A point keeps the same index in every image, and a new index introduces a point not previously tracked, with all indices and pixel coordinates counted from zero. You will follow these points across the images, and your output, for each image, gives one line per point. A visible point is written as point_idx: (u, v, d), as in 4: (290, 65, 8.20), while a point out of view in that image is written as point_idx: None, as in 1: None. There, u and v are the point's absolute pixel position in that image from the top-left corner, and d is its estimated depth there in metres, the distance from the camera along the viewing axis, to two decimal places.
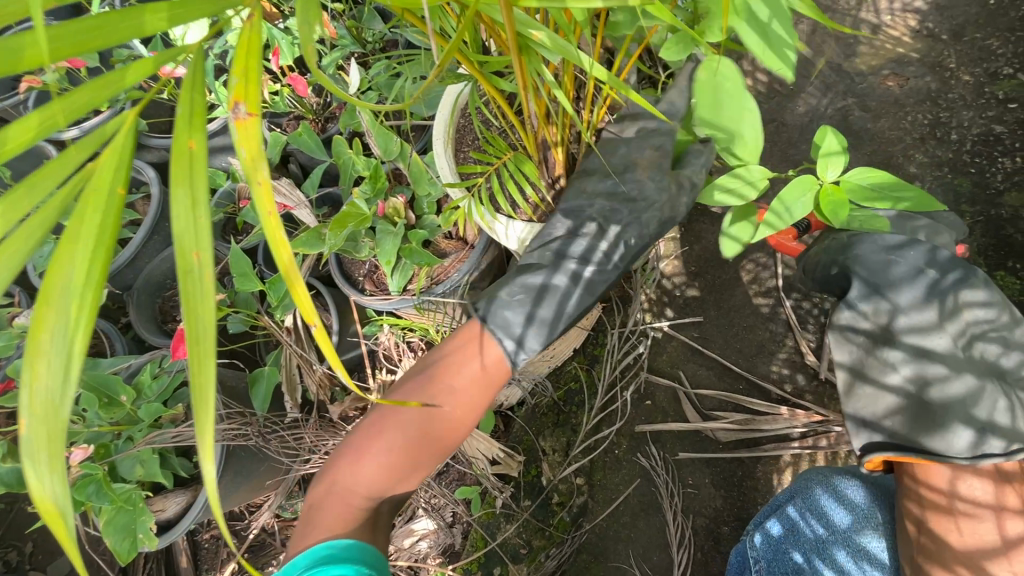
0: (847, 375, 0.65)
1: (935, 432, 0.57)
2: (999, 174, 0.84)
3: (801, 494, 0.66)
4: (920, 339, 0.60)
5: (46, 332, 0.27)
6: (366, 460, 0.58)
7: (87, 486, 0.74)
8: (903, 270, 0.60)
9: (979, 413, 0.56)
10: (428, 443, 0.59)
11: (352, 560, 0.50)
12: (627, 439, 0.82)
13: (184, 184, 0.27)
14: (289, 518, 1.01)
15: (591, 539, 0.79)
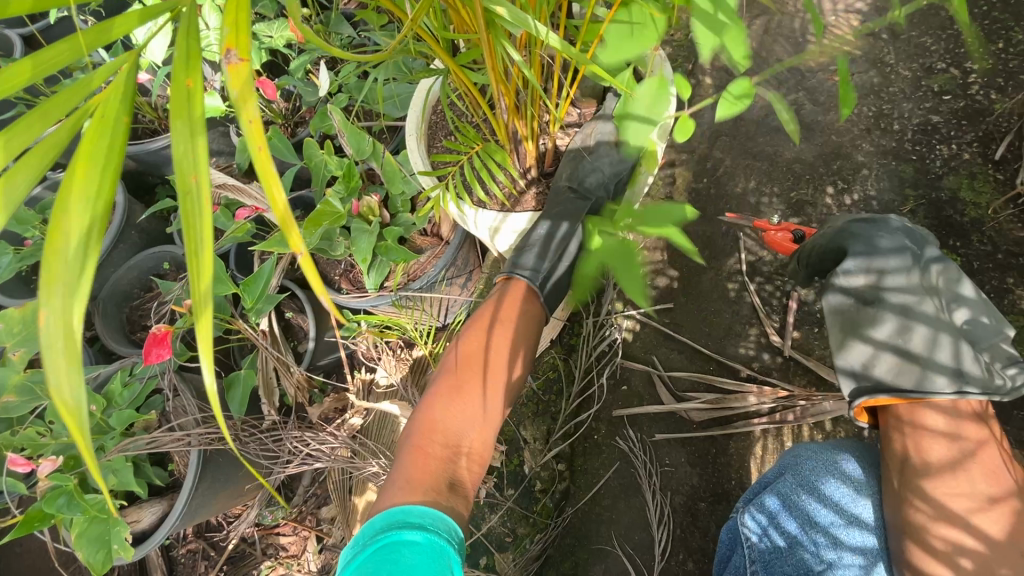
0: (839, 332, 0.67)
1: (921, 377, 0.61)
2: (937, 160, 0.90)
3: (793, 470, 0.68)
4: (903, 298, 0.64)
5: (60, 239, 0.27)
6: (450, 400, 0.67)
7: (57, 498, 0.72)
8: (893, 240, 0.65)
9: (956, 362, 0.61)
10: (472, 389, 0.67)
11: (427, 525, 0.55)
12: (605, 424, 0.84)
13: (183, 117, 0.28)
14: (270, 526, 0.99)
15: (574, 523, 0.81)
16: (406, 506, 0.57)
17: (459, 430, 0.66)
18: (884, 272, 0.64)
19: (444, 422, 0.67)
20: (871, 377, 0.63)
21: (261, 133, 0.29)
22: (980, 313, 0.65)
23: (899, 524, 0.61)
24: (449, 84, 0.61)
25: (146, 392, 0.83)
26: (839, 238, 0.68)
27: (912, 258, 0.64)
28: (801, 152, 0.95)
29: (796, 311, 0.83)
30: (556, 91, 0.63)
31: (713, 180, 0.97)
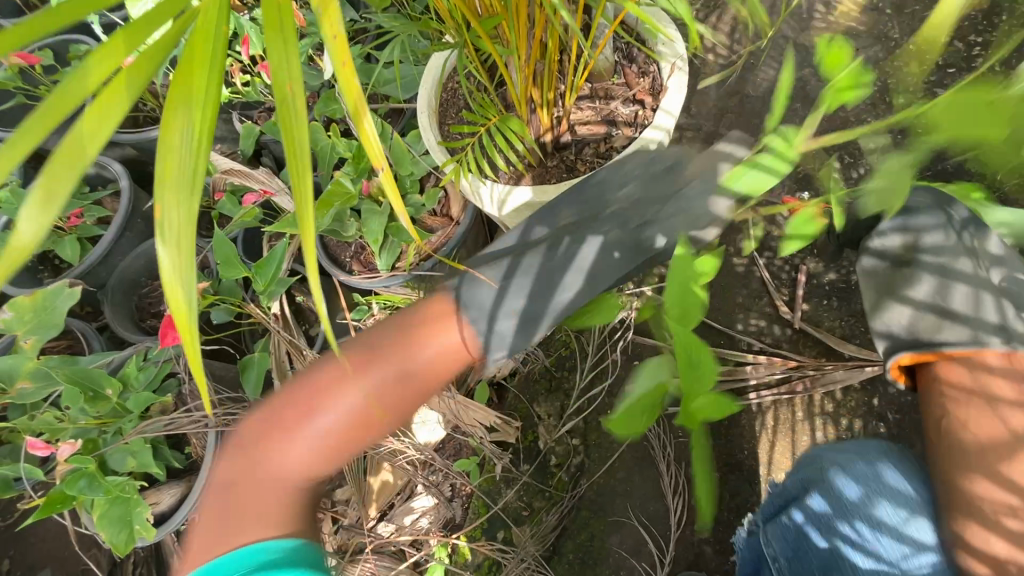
0: (873, 294, 0.67)
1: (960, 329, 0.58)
2: (943, 133, 0.90)
3: (817, 481, 0.65)
4: (940, 258, 0.64)
5: (172, 135, 0.28)
6: (314, 420, 0.48)
7: (77, 480, 0.73)
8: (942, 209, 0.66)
9: (1000, 316, 0.58)
10: (360, 427, 0.49)
11: (299, 564, 0.42)
12: (618, 399, 0.85)
13: (277, 34, 0.29)
14: None
15: (589, 496, 0.82)
16: (262, 540, 0.42)
17: (319, 468, 0.47)
18: (920, 231, 0.66)
19: (296, 466, 0.47)
20: (903, 333, 0.62)
21: (343, 49, 0.30)
22: None
23: (946, 500, 0.57)
24: (466, 56, 0.62)
25: (162, 375, 0.83)
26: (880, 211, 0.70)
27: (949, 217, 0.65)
28: (807, 128, 0.96)
29: (805, 284, 0.85)
30: (571, 63, 0.63)
31: None
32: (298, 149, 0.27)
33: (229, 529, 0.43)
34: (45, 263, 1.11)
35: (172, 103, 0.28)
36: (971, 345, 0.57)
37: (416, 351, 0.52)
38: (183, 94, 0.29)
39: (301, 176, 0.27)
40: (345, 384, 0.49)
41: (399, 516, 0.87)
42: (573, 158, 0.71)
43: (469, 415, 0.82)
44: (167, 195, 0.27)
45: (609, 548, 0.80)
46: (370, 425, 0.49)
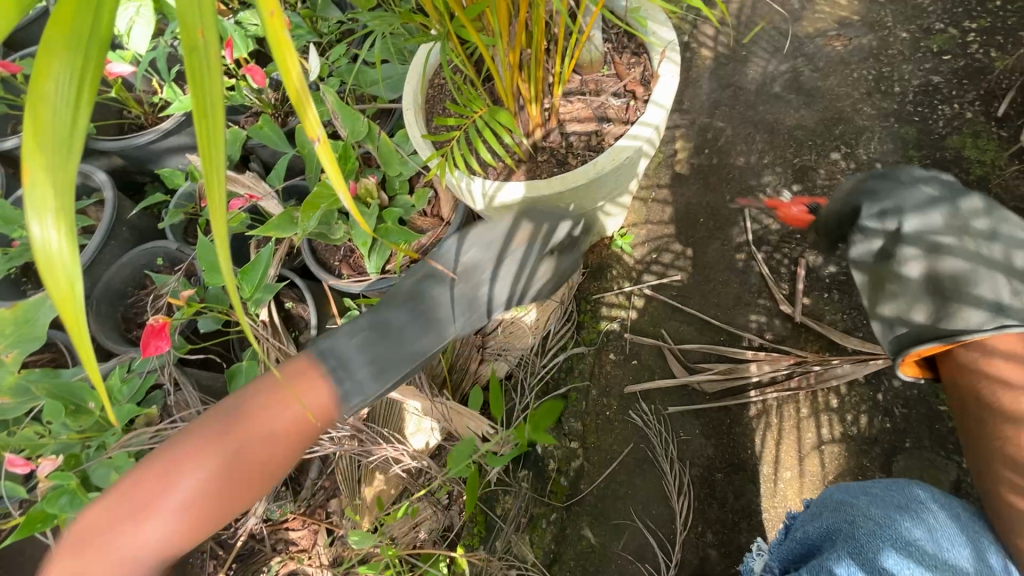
0: (870, 286, 0.64)
1: (954, 315, 0.56)
2: (940, 121, 0.89)
3: (844, 542, 0.57)
4: (929, 233, 0.60)
5: (47, 78, 0.22)
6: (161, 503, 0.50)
7: (59, 497, 0.70)
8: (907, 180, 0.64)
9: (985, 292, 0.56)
10: (250, 477, 0.54)
11: None
12: (617, 399, 0.83)
13: None
14: (278, 521, 0.97)
15: (590, 501, 0.79)
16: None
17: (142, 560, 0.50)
18: (903, 209, 0.61)
19: (156, 538, 0.50)
20: (905, 322, 0.59)
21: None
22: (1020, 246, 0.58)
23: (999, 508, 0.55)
24: (449, 48, 0.59)
25: (147, 386, 0.81)
26: (852, 197, 0.67)
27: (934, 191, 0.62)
28: (802, 119, 0.94)
29: (805, 278, 0.83)
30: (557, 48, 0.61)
31: (715, 150, 0.96)
32: (208, 108, 0.21)
33: (98, 541, 0.50)
34: (29, 274, 1.08)
35: (50, 43, 0.23)
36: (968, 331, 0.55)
37: (265, 430, 0.55)
38: (67, 40, 0.23)
39: (214, 147, 0.22)
40: (204, 452, 0.52)
41: (395, 526, 0.85)
42: (564, 148, 0.68)
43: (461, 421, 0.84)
44: (34, 160, 0.22)
45: (612, 554, 0.77)
46: (257, 477, 0.54)
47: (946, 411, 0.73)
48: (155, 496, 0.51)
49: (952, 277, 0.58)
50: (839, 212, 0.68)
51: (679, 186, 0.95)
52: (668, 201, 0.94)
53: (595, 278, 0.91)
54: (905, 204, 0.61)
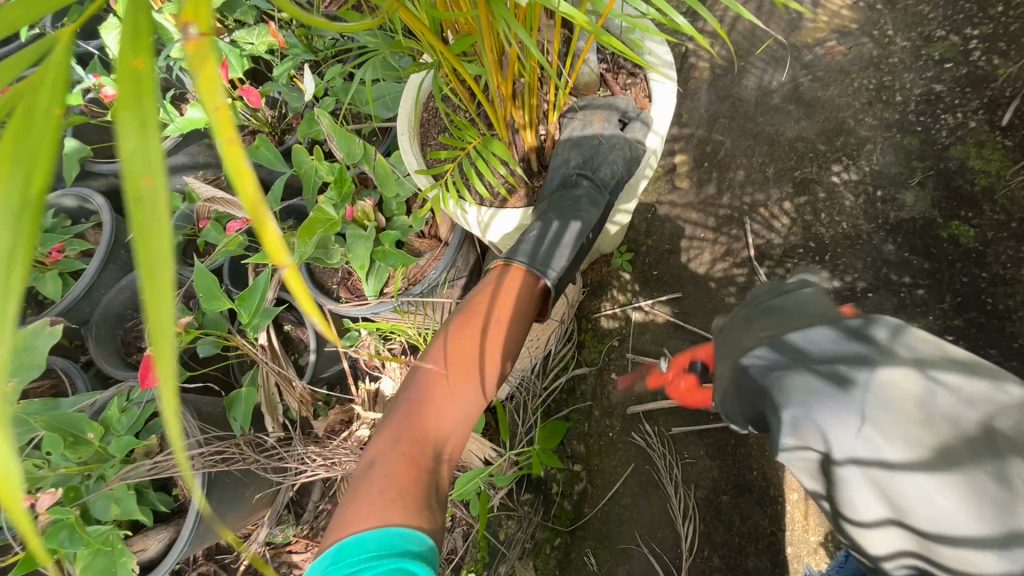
0: (837, 506, 0.52)
1: (956, 556, 0.44)
2: (943, 130, 0.87)
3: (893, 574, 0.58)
4: (879, 481, 0.46)
5: None
6: (437, 404, 0.59)
7: (58, 532, 0.70)
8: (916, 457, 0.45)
9: (975, 480, 0.43)
10: (470, 380, 0.60)
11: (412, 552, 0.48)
12: (620, 420, 0.82)
13: (131, 107, 0.18)
14: (281, 544, 0.96)
15: (594, 525, 0.78)
16: (398, 527, 0.49)
17: (445, 433, 0.59)
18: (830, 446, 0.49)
19: (443, 417, 0.59)
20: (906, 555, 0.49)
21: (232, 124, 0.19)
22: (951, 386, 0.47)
23: None
24: (442, 78, 0.59)
25: (145, 416, 0.80)
26: (744, 378, 0.55)
27: (843, 392, 0.48)
28: (802, 130, 0.93)
29: None
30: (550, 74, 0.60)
31: (714, 164, 0.95)
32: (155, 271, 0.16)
33: (370, 509, 0.51)
34: (29, 299, 1.08)
35: None
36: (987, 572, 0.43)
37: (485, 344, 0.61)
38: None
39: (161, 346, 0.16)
40: (438, 381, 0.60)
41: None
42: (559, 170, 0.67)
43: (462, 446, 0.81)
44: None
45: None
46: (472, 366, 0.61)
47: None
48: (425, 431, 0.58)
49: (933, 533, 0.45)
50: (742, 407, 0.57)
51: (679, 201, 0.94)
52: (668, 216, 0.93)
53: (595, 296, 0.90)
54: (810, 401, 0.50)
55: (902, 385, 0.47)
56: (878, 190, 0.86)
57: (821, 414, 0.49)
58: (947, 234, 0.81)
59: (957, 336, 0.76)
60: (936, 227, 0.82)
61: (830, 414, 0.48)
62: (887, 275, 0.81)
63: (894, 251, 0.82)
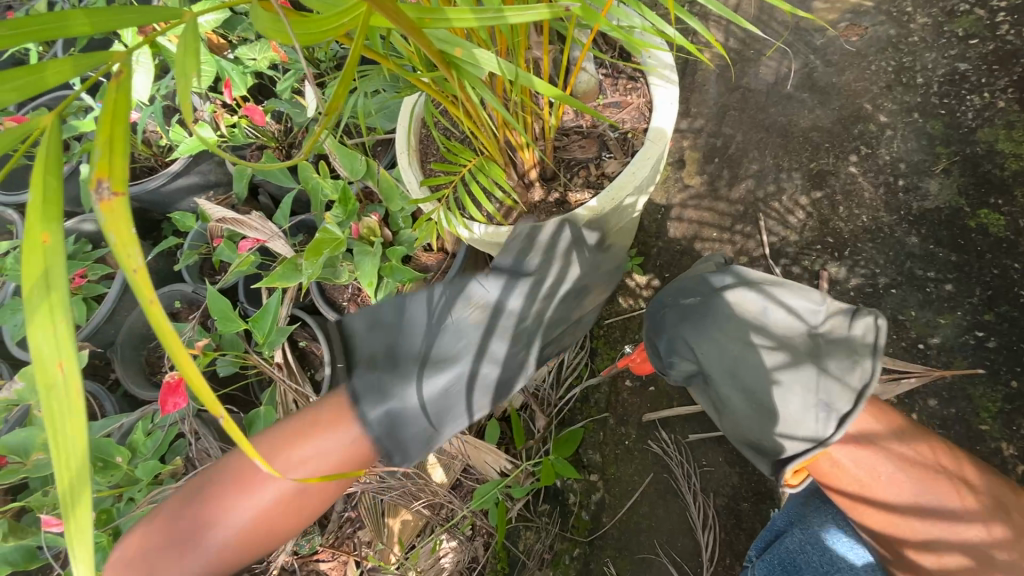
0: (720, 414, 0.62)
1: (796, 434, 0.57)
2: (969, 112, 0.83)
3: (801, 524, 0.65)
4: (748, 383, 0.59)
5: None
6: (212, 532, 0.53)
7: (94, 555, 0.72)
8: (757, 361, 0.59)
9: (805, 373, 0.57)
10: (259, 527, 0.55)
11: None
12: (636, 428, 0.81)
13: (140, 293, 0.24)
14: (307, 554, 0.97)
15: (613, 535, 0.78)
16: None
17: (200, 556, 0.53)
18: (706, 364, 0.61)
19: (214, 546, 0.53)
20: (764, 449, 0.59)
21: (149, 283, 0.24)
22: (793, 313, 0.60)
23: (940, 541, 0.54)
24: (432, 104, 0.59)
25: (169, 439, 0.82)
26: (653, 319, 0.65)
27: (716, 314, 0.61)
28: (817, 119, 0.89)
29: (827, 292, 0.80)
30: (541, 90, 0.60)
31: (725, 159, 0.92)
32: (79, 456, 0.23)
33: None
34: None
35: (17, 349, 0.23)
36: (817, 443, 0.56)
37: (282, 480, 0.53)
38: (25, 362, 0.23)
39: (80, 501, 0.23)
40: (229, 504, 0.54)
41: (421, 561, 0.85)
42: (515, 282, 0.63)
43: (479, 458, 0.81)
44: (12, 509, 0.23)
45: None
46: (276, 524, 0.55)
47: (987, 431, 0.69)
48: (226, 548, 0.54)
49: (773, 417, 0.58)
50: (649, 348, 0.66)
51: (690, 200, 0.91)
52: (678, 216, 0.91)
53: (606, 301, 0.89)
54: (694, 327, 0.61)
55: (762, 311, 0.61)
56: (899, 180, 0.82)
57: (699, 347, 0.61)
58: (975, 223, 0.77)
59: (987, 332, 0.72)
60: (963, 217, 0.78)
61: (706, 346, 0.60)
62: (911, 270, 0.77)
63: (919, 244, 0.78)
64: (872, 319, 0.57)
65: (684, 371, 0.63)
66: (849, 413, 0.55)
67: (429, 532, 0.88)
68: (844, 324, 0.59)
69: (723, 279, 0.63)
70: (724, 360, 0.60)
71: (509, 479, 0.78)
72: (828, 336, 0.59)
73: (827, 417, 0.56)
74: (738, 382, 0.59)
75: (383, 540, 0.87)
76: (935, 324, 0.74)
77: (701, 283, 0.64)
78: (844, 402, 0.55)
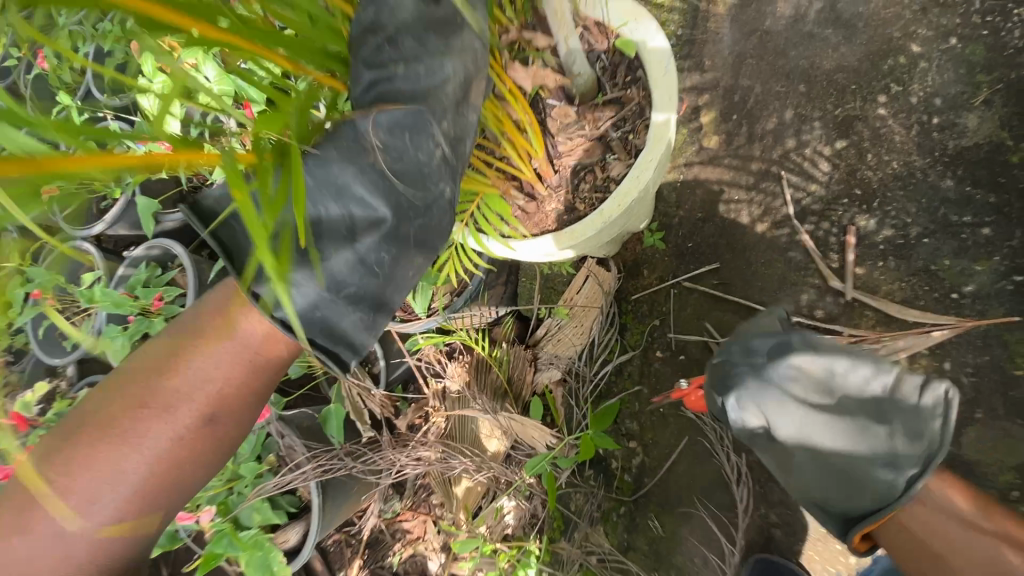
0: (790, 472, 0.65)
1: (865, 496, 0.62)
2: (1016, 30, 0.75)
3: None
4: (816, 445, 0.63)
5: None
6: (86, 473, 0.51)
7: (221, 538, 0.86)
8: (825, 424, 0.63)
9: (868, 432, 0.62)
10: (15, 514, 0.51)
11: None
12: (668, 396, 0.86)
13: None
14: (392, 517, 1.12)
15: (655, 492, 0.86)
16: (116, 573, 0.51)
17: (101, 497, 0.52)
18: (776, 425, 0.63)
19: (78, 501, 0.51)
20: (834, 509, 0.64)
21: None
22: (856, 373, 0.63)
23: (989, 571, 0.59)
24: None
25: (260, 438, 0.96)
26: (716, 387, 0.65)
27: (781, 383, 0.63)
28: (841, 58, 0.84)
29: (855, 246, 0.79)
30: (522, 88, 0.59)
31: (744, 115, 0.89)
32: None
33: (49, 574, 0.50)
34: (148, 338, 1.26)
35: None
36: (885, 503, 0.61)
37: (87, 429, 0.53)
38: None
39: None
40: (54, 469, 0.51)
41: (489, 519, 0.98)
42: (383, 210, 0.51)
43: (526, 433, 0.91)
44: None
45: (681, 537, 0.84)
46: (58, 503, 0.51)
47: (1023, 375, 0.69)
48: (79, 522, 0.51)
49: (837, 474, 0.63)
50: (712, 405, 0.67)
51: (710, 164, 0.89)
52: (697, 181, 0.90)
53: (631, 275, 0.92)
54: (765, 401, 0.63)
55: (829, 372, 0.63)
56: (933, 118, 0.77)
57: (770, 409, 0.63)
58: (1017, 158, 0.72)
59: None
60: (1004, 152, 0.73)
61: (777, 407, 0.63)
62: (946, 217, 0.75)
63: (954, 187, 0.75)
64: (942, 392, 0.60)
65: (752, 428, 0.65)
66: (920, 476, 0.59)
67: (492, 498, 1.00)
68: (909, 392, 0.62)
69: (790, 345, 0.64)
70: (795, 424, 0.63)
71: (555, 452, 0.87)
72: (894, 401, 0.62)
73: (895, 473, 0.61)
74: (809, 444, 0.63)
75: (456, 508, 1.00)
76: (970, 272, 0.73)
77: (771, 350, 0.64)
78: (914, 464, 0.60)
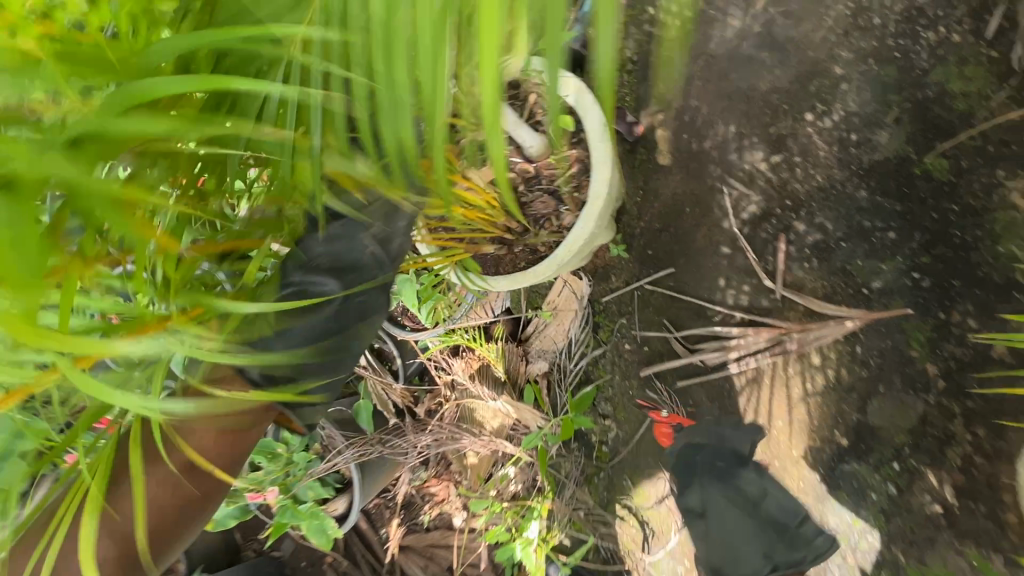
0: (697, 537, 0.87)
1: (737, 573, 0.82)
2: (923, 52, 0.84)
3: None
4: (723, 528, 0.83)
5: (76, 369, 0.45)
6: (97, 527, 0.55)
7: (285, 512, 1.09)
8: (738, 513, 0.83)
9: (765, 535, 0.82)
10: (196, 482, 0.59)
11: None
12: (636, 380, 1.04)
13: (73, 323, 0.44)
14: (420, 484, 1.34)
15: (628, 457, 1.06)
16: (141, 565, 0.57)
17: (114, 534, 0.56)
18: (704, 499, 0.85)
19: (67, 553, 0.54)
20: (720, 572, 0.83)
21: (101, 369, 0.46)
22: (772, 498, 0.84)
23: None
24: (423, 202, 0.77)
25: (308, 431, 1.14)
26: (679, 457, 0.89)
27: (723, 476, 0.85)
28: (775, 80, 0.94)
29: (786, 249, 0.93)
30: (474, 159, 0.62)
31: (693, 133, 1.01)
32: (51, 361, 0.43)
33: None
34: None
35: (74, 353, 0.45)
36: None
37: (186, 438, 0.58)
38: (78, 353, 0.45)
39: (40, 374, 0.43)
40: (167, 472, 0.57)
41: (498, 483, 1.19)
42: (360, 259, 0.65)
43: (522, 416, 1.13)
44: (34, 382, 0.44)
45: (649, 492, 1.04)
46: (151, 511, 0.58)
47: (916, 355, 0.83)
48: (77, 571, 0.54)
49: (725, 553, 0.83)
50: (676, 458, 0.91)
51: (665, 179, 1.02)
52: (654, 196, 1.03)
53: (603, 279, 1.07)
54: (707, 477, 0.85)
55: (758, 482, 0.85)
56: (852, 134, 0.89)
57: (707, 487, 0.85)
58: (920, 170, 0.84)
59: (923, 273, 0.83)
60: (909, 165, 0.85)
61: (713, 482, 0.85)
62: (860, 224, 0.87)
63: (867, 197, 0.87)
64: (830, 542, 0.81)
65: (691, 502, 0.86)
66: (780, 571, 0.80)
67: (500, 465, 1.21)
68: (811, 529, 0.82)
69: (744, 458, 0.88)
70: (720, 500, 0.84)
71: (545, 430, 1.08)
72: (797, 531, 0.82)
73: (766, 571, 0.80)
74: (721, 524, 0.83)
75: (472, 476, 1.22)
76: (878, 270, 0.86)
77: (729, 453, 0.87)
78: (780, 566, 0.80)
